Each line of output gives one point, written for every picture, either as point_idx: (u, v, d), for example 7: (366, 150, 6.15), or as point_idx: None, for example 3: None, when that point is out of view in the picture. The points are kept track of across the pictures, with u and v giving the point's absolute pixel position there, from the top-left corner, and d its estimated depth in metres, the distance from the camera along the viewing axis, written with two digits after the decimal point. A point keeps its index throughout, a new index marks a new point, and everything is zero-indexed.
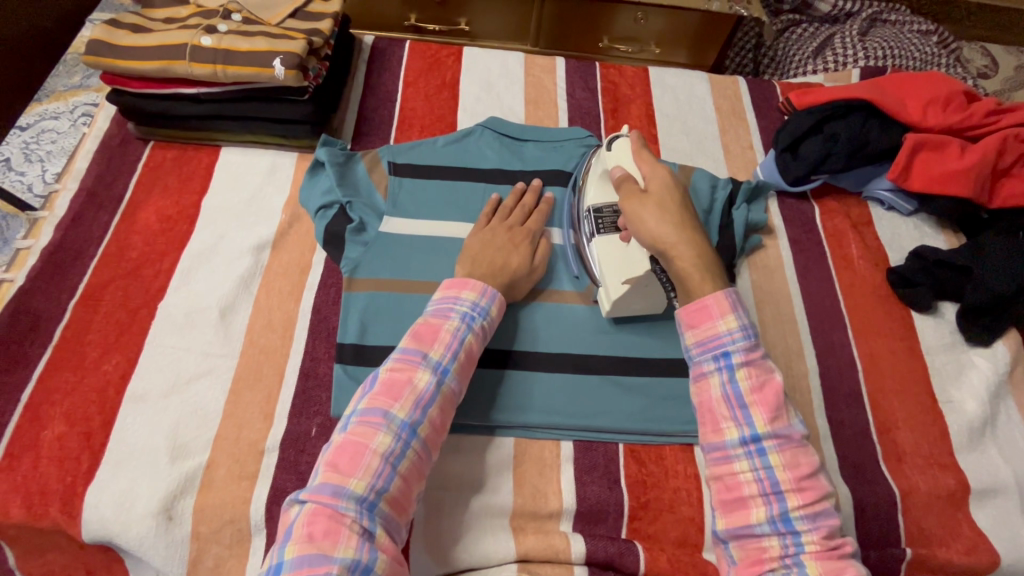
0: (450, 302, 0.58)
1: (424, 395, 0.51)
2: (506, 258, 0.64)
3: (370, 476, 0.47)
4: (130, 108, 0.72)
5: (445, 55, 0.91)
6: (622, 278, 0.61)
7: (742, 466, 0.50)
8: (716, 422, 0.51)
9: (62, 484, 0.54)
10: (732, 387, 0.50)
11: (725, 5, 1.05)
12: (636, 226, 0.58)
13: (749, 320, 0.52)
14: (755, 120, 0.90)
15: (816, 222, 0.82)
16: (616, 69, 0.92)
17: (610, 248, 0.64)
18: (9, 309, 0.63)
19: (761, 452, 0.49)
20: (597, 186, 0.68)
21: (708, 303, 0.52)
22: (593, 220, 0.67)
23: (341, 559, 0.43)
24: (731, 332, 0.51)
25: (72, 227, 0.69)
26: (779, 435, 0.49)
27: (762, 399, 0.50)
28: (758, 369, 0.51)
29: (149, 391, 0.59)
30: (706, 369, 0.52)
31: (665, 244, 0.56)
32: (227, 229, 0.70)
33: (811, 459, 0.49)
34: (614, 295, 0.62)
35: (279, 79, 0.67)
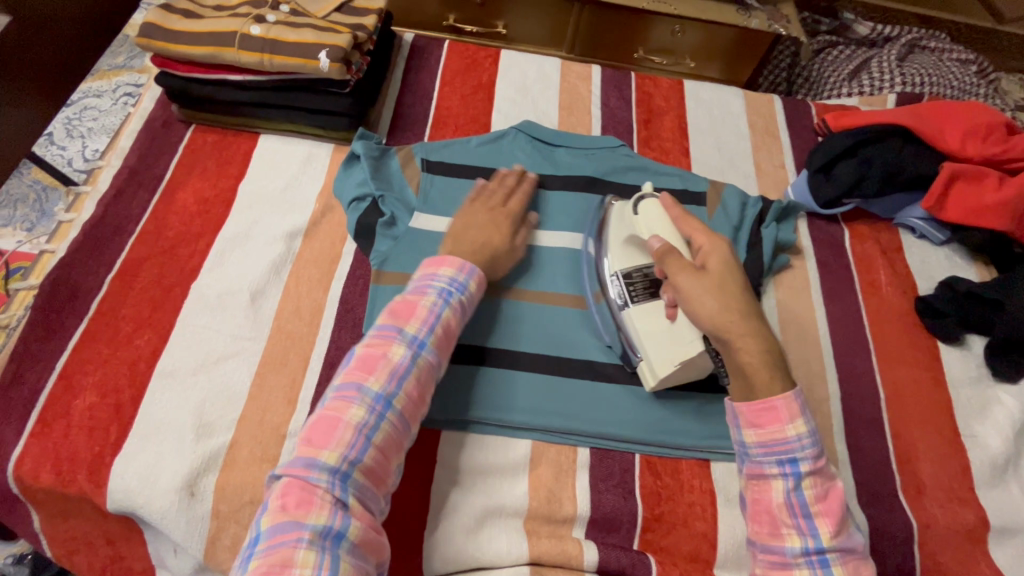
0: (428, 279, 0.59)
1: (400, 368, 0.52)
2: (488, 238, 0.65)
3: (344, 447, 0.48)
4: (175, 90, 0.73)
5: (483, 57, 0.92)
6: (673, 358, 0.59)
7: (803, 575, 0.49)
8: (778, 527, 0.51)
9: (90, 453, 0.56)
10: (797, 494, 0.50)
11: (764, 22, 1.05)
12: (692, 310, 0.55)
13: (814, 424, 0.52)
14: (788, 139, 0.90)
15: (845, 245, 0.81)
16: (652, 81, 0.93)
17: (650, 321, 0.61)
18: (50, 280, 0.64)
19: (824, 564, 0.49)
20: (620, 252, 0.66)
21: (777, 405, 0.51)
22: (623, 284, 0.64)
23: (312, 526, 0.44)
24: (799, 437, 0.51)
25: (113, 202, 0.71)
26: (843, 548, 0.49)
27: (826, 510, 0.50)
28: (822, 476, 0.51)
29: (179, 368, 0.61)
30: (770, 471, 0.51)
31: (731, 334, 0.54)
32: (262, 215, 0.72)
33: (871, 572, 0.50)
34: (659, 372, 0.60)
35: (323, 72, 0.68)
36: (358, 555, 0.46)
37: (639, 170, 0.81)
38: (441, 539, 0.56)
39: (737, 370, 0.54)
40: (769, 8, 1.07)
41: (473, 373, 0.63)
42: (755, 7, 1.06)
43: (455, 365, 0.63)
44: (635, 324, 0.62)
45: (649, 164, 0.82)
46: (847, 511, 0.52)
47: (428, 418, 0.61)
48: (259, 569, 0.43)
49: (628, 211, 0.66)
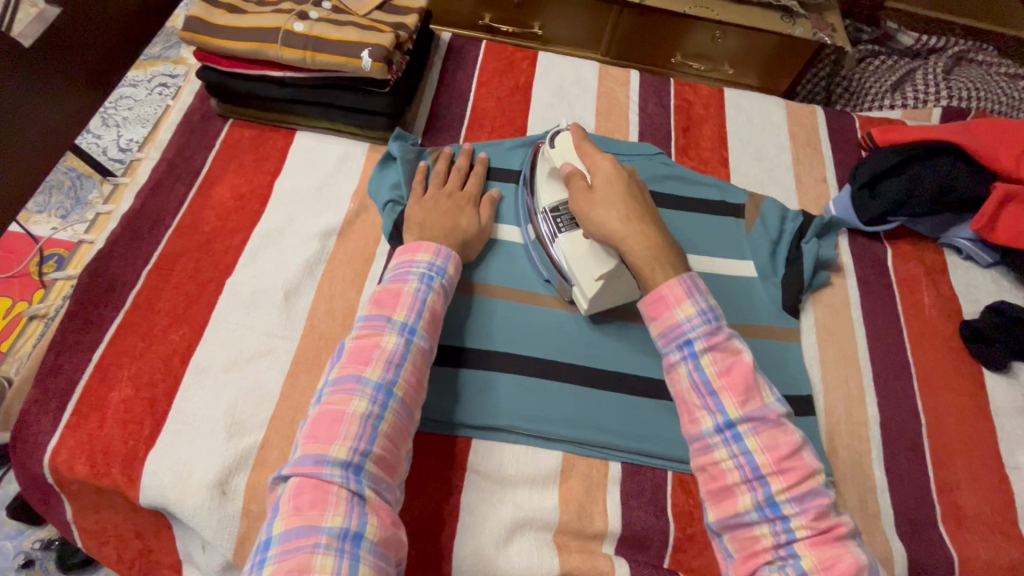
0: (406, 266, 0.60)
1: (394, 355, 0.53)
2: (455, 222, 0.66)
3: (351, 440, 0.48)
4: (216, 85, 0.73)
5: (521, 59, 0.91)
6: (595, 274, 0.61)
7: (722, 454, 0.49)
8: (692, 411, 0.52)
9: (125, 447, 0.56)
10: (700, 374, 0.51)
11: (809, 31, 1.03)
12: (591, 226, 0.59)
13: (709, 303, 0.53)
14: (831, 152, 0.88)
15: (888, 264, 0.79)
16: (691, 88, 0.91)
17: (575, 244, 0.63)
18: (89, 271, 0.65)
19: (737, 439, 0.49)
20: (547, 188, 0.68)
21: (663, 293, 0.54)
22: (551, 219, 0.66)
23: (328, 530, 0.43)
24: (689, 318, 0.53)
25: (151, 195, 0.71)
26: (754, 419, 0.49)
27: (731, 384, 0.50)
28: (722, 351, 0.52)
29: (213, 365, 0.61)
30: (674, 359, 0.53)
31: (623, 240, 0.57)
32: (297, 213, 0.71)
33: (792, 438, 0.49)
34: (589, 294, 0.62)
35: (364, 71, 0.68)
36: (378, 554, 0.44)
37: (676, 179, 0.80)
38: (471, 551, 0.55)
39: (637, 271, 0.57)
40: (814, 16, 1.04)
41: (507, 382, 0.63)
42: (800, 15, 1.04)
43: (489, 373, 0.63)
44: (564, 249, 0.64)
45: (687, 173, 0.81)
46: (758, 379, 0.51)
47: (461, 424, 0.61)
48: None
49: (547, 147, 0.68)
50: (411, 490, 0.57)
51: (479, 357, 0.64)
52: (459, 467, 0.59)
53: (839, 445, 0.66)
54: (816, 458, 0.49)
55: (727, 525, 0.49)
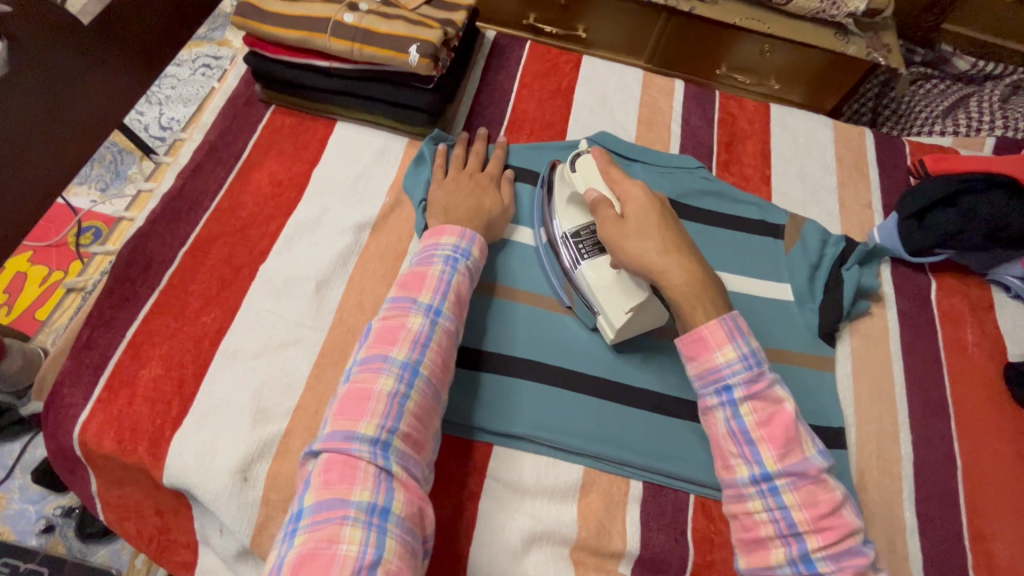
0: (432, 249, 0.60)
1: (420, 335, 0.52)
2: (478, 202, 0.67)
3: (379, 417, 0.47)
4: (262, 71, 0.73)
5: (565, 62, 0.89)
6: (625, 307, 0.59)
7: (756, 505, 0.48)
8: (727, 459, 0.50)
9: (152, 426, 0.57)
10: (738, 422, 0.49)
11: (863, 50, 0.99)
12: (624, 259, 0.56)
13: (753, 347, 0.50)
14: (878, 177, 0.85)
15: (931, 297, 0.76)
16: (737, 102, 0.89)
17: (601, 274, 0.61)
18: (128, 248, 0.65)
19: (773, 492, 0.47)
20: (565, 213, 0.66)
21: (704, 334, 0.51)
22: (573, 244, 0.65)
23: (357, 503, 0.42)
24: (730, 363, 0.50)
25: (192, 176, 0.71)
26: (792, 473, 0.47)
27: (770, 435, 0.48)
28: (764, 401, 0.49)
29: (241, 350, 0.61)
30: (711, 403, 0.51)
31: (659, 272, 0.54)
32: (332, 204, 0.71)
33: (832, 495, 0.47)
34: (617, 324, 0.60)
35: (411, 66, 0.67)
36: (406, 529, 0.43)
37: (716, 194, 0.78)
38: (486, 560, 0.54)
39: (676, 304, 0.53)
40: (869, 35, 1.01)
41: (532, 390, 0.62)
42: (855, 33, 1.00)
43: (515, 380, 0.62)
44: (588, 278, 0.62)
45: (727, 188, 0.79)
46: (800, 430, 0.49)
47: (484, 430, 0.60)
48: (305, 546, 0.41)
49: (567, 169, 0.65)
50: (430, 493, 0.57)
51: (506, 363, 0.63)
52: (478, 474, 0.58)
53: (869, 482, 0.64)
54: (856, 516, 0.48)
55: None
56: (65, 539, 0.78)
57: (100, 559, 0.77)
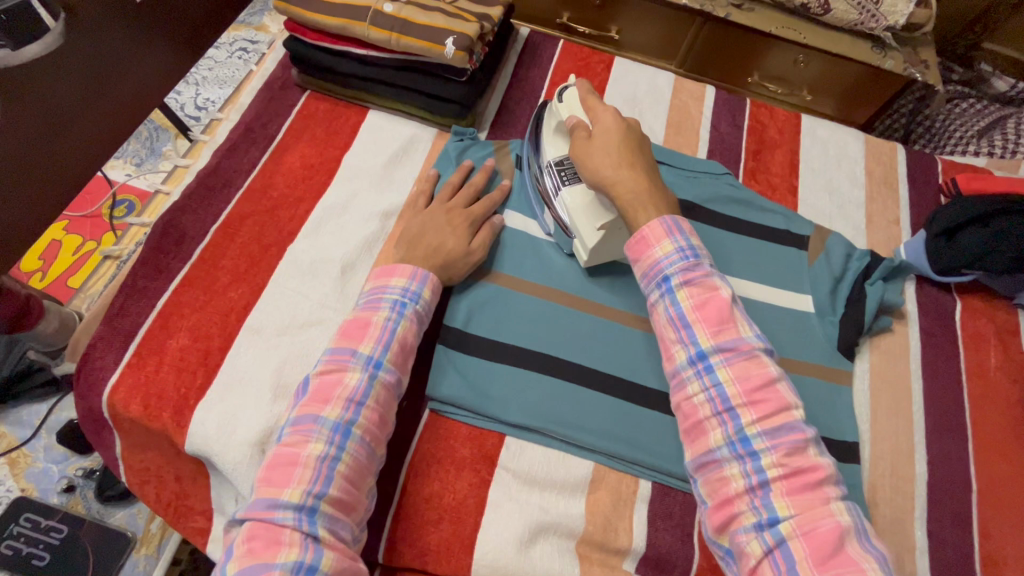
0: (379, 292, 0.60)
1: (356, 392, 0.53)
2: (441, 241, 0.65)
3: (306, 483, 0.48)
4: (299, 55, 0.75)
5: (597, 61, 0.90)
6: (595, 225, 0.62)
7: (695, 390, 0.50)
8: (670, 349, 0.53)
9: (176, 394, 0.58)
10: (676, 309, 0.52)
11: (900, 65, 0.98)
12: (581, 166, 0.60)
13: (689, 242, 0.54)
14: (908, 194, 0.84)
15: (955, 318, 0.75)
16: (767, 110, 0.88)
17: (576, 196, 0.65)
18: (163, 221, 0.67)
19: (709, 371, 0.50)
20: (553, 143, 0.70)
21: (646, 233, 0.55)
22: (556, 173, 0.68)
23: (282, 564, 0.44)
24: (667, 256, 0.54)
25: (227, 155, 0.73)
26: (727, 351, 0.50)
27: (705, 318, 0.51)
28: (700, 287, 0.53)
29: (265, 326, 0.62)
30: (654, 298, 0.55)
31: (609, 184, 0.58)
32: (361, 190, 0.73)
33: (767, 374, 0.49)
34: (589, 244, 0.64)
35: (446, 58, 0.68)
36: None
37: (741, 202, 0.78)
38: (492, 548, 0.55)
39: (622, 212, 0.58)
40: (906, 49, 1.00)
41: (547, 385, 0.62)
42: (892, 47, 0.99)
43: (533, 373, 0.63)
44: (566, 202, 0.66)
45: (753, 197, 0.79)
46: (736, 314, 0.52)
47: (500, 422, 0.61)
48: None
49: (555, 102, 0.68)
50: (441, 477, 0.58)
51: (519, 357, 0.64)
52: (490, 462, 0.59)
53: (880, 499, 0.63)
54: (793, 394, 0.49)
55: (700, 464, 0.49)
56: (84, 500, 0.81)
57: (117, 522, 0.79)
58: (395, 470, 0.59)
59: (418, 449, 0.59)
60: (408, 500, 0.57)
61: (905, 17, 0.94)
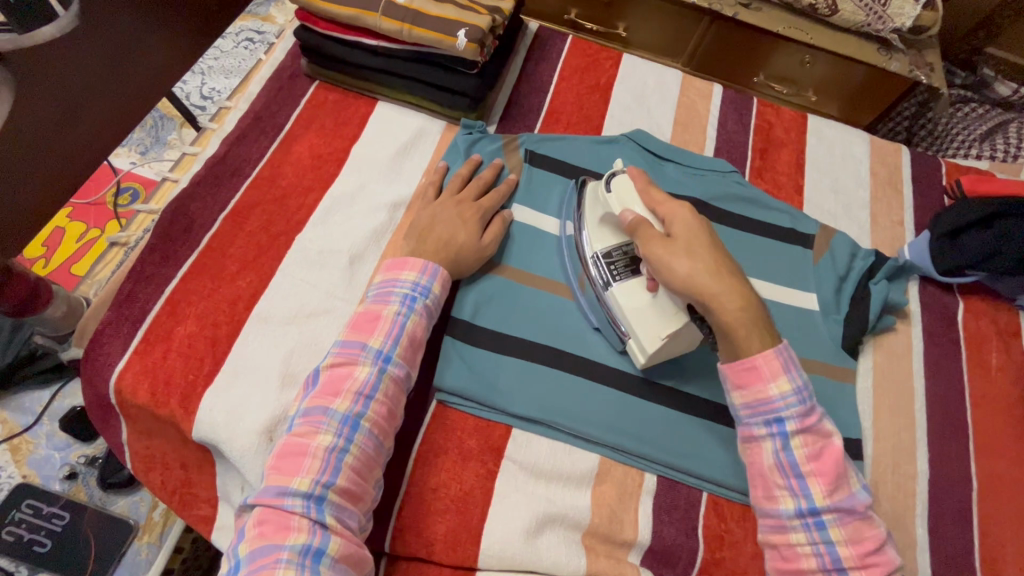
0: (390, 284, 0.60)
1: (365, 385, 0.53)
2: (453, 234, 0.65)
3: (314, 473, 0.48)
4: (309, 45, 0.75)
5: (605, 58, 0.90)
6: (659, 332, 0.57)
7: (800, 537, 0.50)
8: (771, 490, 0.52)
9: (184, 380, 0.58)
10: (788, 455, 0.51)
11: (906, 67, 0.99)
12: (666, 276, 0.54)
13: (804, 381, 0.52)
14: (911, 195, 0.85)
15: (957, 318, 0.76)
16: (774, 109, 0.89)
17: (631, 295, 0.61)
18: (171, 208, 0.67)
19: (820, 526, 0.49)
20: (596, 232, 0.65)
21: (758, 365, 0.51)
22: (604, 265, 0.63)
23: (291, 546, 0.45)
24: (784, 396, 0.51)
25: (236, 144, 0.73)
26: (840, 509, 0.50)
27: (820, 470, 0.50)
28: (814, 434, 0.51)
29: (274, 314, 0.62)
30: (758, 434, 0.52)
31: (709, 299, 0.53)
32: (370, 181, 0.73)
33: (876, 533, 0.50)
34: (649, 350, 0.58)
35: (458, 50, 0.69)
36: (340, 571, 0.46)
37: (748, 201, 0.78)
38: (499, 538, 0.55)
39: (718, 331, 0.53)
40: (912, 52, 1.01)
41: (552, 377, 0.62)
42: (899, 49, 1.00)
43: (539, 365, 0.63)
44: (619, 301, 0.61)
45: (760, 195, 0.79)
46: (846, 466, 0.52)
47: (506, 413, 0.61)
48: None
49: (602, 188, 0.64)
50: (448, 467, 0.58)
51: (526, 350, 0.64)
52: (496, 454, 0.59)
53: (882, 495, 0.64)
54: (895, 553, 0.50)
55: None
56: (87, 487, 0.81)
57: (119, 509, 0.79)
58: (402, 460, 0.59)
59: (424, 439, 0.59)
60: (414, 489, 0.57)
61: (912, 19, 0.95)
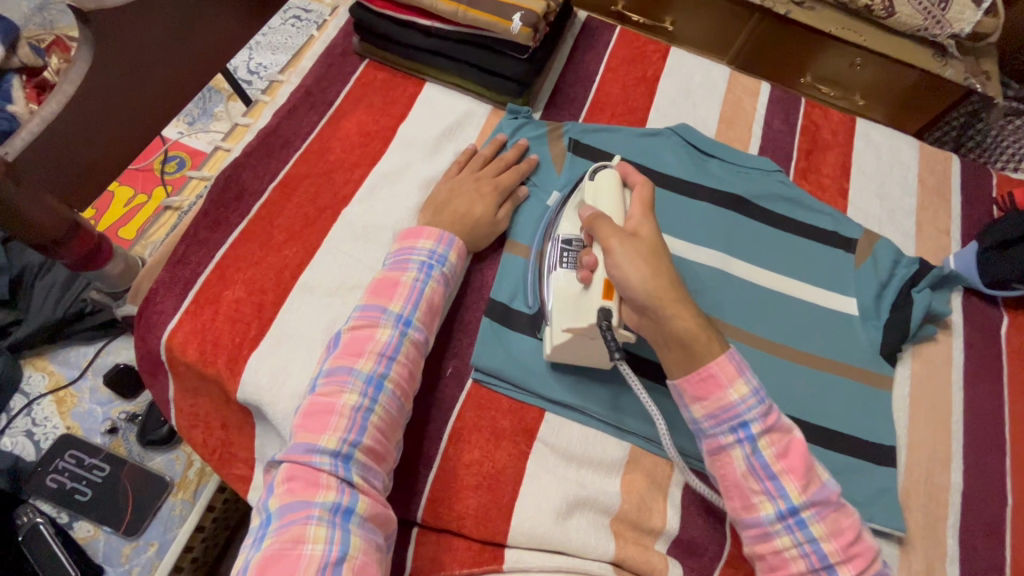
0: (407, 252, 0.61)
1: (388, 347, 0.54)
2: (469, 208, 0.66)
3: (341, 431, 0.49)
4: (363, 23, 0.76)
5: (653, 50, 0.89)
6: (564, 325, 0.57)
7: (785, 541, 0.50)
8: (749, 497, 0.51)
9: (231, 342, 0.60)
10: (757, 458, 0.51)
11: (960, 75, 0.97)
12: (625, 280, 0.52)
13: (758, 381, 0.52)
14: (960, 205, 0.83)
15: (1001, 332, 0.75)
16: (822, 110, 0.87)
17: (566, 286, 0.58)
18: (224, 176, 0.69)
19: (801, 525, 0.49)
20: (570, 216, 0.64)
21: (714, 371, 0.52)
22: (558, 251, 0.62)
23: (321, 503, 0.45)
24: (743, 399, 0.51)
25: (287, 116, 0.74)
26: (817, 503, 0.50)
27: (789, 466, 0.50)
28: (777, 433, 0.52)
29: (319, 285, 0.64)
30: (727, 442, 0.52)
31: (661, 305, 0.52)
32: (414, 160, 0.73)
33: (852, 520, 0.50)
34: (556, 342, 0.58)
35: (511, 34, 0.70)
36: (368, 529, 0.46)
37: (791, 200, 0.77)
38: (530, 517, 0.56)
39: (664, 337, 0.53)
40: (969, 59, 0.98)
41: (582, 363, 0.63)
42: (954, 56, 0.98)
43: None
44: (553, 286, 0.59)
45: (804, 196, 0.78)
46: (810, 458, 0.52)
47: (540, 396, 0.62)
48: (273, 547, 0.43)
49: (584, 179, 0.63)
50: (481, 445, 0.59)
51: None
52: (529, 435, 0.60)
53: (913, 504, 0.63)
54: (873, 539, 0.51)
55: None
56: (126, 442, 0.84)
57: (155, 466, 0.82)
58: (437, 435, 0.60)
59: (458, 415, 0.60)
60: (447, 464, 0.58)
61: (972, 25, 0.92)
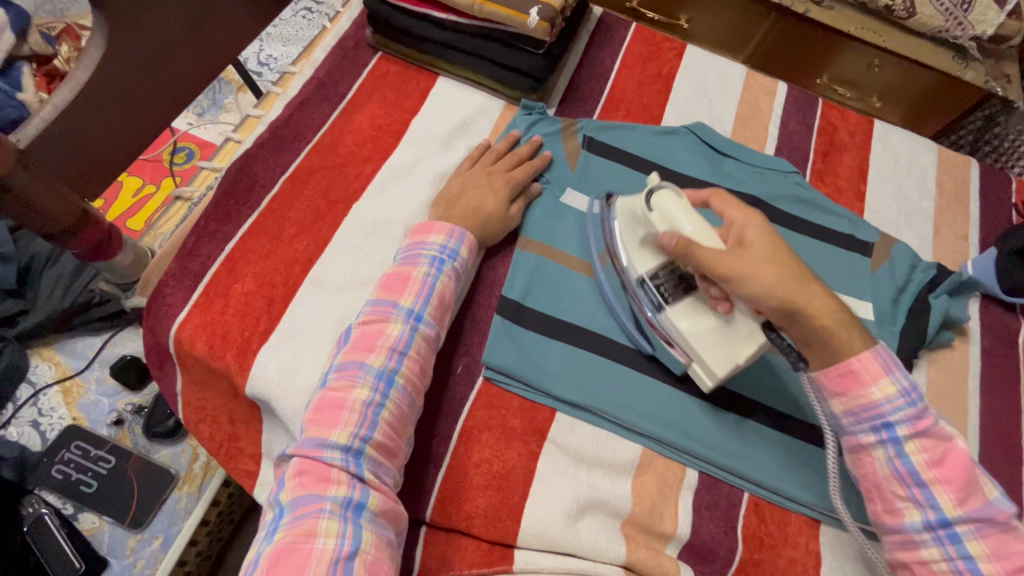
0: (418, 248, 0.60)
1: (399, 342, 0.54)
2: (482, 203, 0.65)
3: (352, 426, 0.49)
4: (377, 14, 0.75)
5: (668, 47, 0.88)
6: (736, 359, 0.55)
7: (933, 552, 0.48)
8: (892, 500, 0.50)
9: (240, 336, 0.59)
10: (904, 462, 0.50)
11: (981, 77, 0.95)
12: (750, 292, 0.51)
13: (911, 382, 0.50)
14: (978, 210, 0.82)
15: (1019, 340, 0.73)
16: (840, 112, 0.86)
17: (697, 321, 0.57)
18: (234, 168, 0.68)
19: (953, 539, 0.48)
20: (640, 254, 0.61)
21: (854, 369, 0.50)
22: (652, 289, 0.60)
23: (333, 498, 0.45)
24: (889, 400, 0.50)
25: (298, 109, 0.73)
26: (976, 519, 0.47)
27: (944, 475, 0.48)
28: (933, 441, 0.50)
29: (329, 280, 0.63)
30: (867, 441, 0.51)
31: (800, 304, 0.50)
32: (427, 155, 0.72)
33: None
34: (721, 374, 0.56)
35: (529, 28, 0.68)
36: (379, 525, 0.46)
37: (807, 202, 0.76)
38: (540, 518, 0.55)
39: (808, 336, 0.51)
40: (990, 61, 0.96)
41: (595, 364, 0.62)
42: (975, 58, 0.96)
43: (586, 352, 0.63)
44: (681, 327, 0.58)
45: (820, 198, 0.77)
46: (979, 472, 0.49)
47: (551, 397, 0.61)
48: (284, 540, 0.43)
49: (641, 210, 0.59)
50: (491, 444, 0.58)
51: (573, 335, 0.63)
52: (540, 435, 0.59)
53: None
54: None
55: None
56: (132, 434, 0.84)
57: (161, 458, 0.82)
58: (447, 433, 0.59)
59: (468, 414, 0.60)
60: (457, 463, 0.58)
61: (994, 28, 0.90)
